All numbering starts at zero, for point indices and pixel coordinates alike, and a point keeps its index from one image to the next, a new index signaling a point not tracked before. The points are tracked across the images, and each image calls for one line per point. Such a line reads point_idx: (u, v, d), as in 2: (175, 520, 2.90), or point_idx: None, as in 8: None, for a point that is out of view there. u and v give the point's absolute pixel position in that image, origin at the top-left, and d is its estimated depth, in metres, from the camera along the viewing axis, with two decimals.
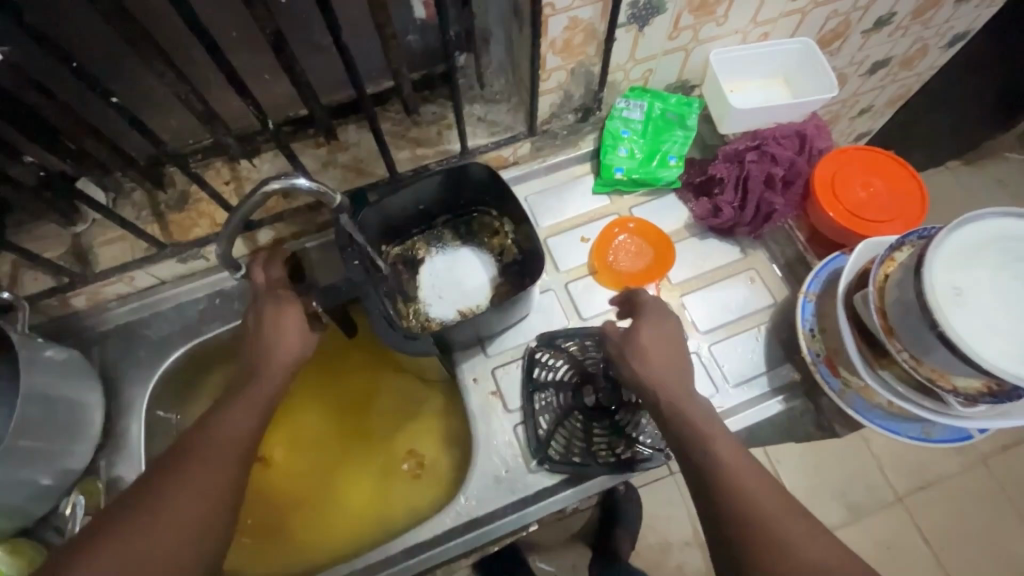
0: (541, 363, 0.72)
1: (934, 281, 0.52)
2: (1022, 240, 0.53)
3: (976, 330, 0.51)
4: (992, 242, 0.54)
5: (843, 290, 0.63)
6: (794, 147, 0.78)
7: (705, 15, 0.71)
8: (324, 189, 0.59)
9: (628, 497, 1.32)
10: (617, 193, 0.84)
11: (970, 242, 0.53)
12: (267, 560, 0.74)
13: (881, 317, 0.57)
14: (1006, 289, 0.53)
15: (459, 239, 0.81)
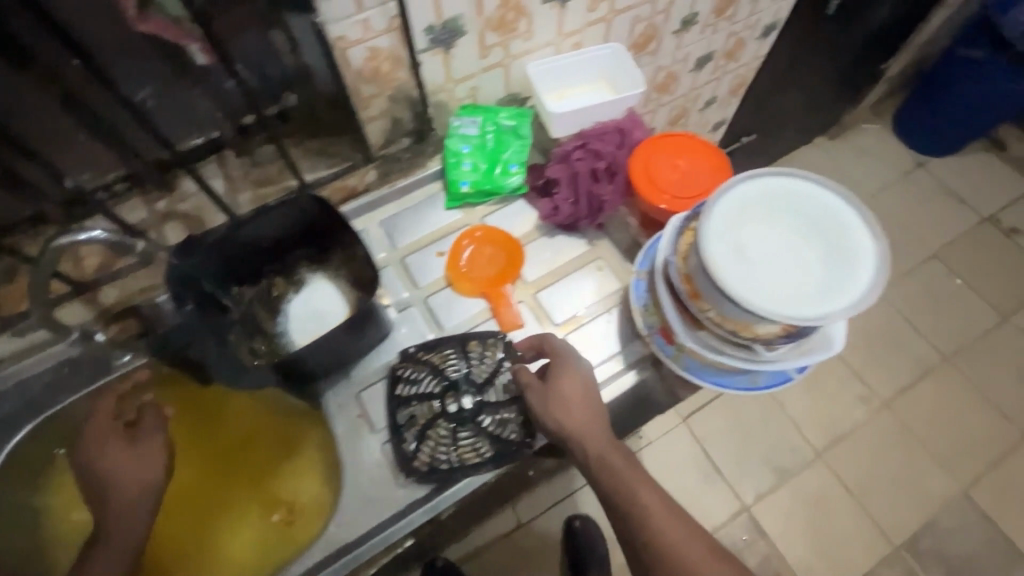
0: (404, 378, 0.73)
1: (713, 248, 0.57)
2: (783, 194, 0.60)
3: (761, 282, 0.56)
4: (759, 201, 0.59)
5: (659, 264, 0.68)
6: (616, 140, 0.83)
7: (508, 32, 0.77)
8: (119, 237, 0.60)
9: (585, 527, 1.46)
10: (468, 205, 0.88)
11: (739, 205, 0.59)
12: None
13: (687, 283, 0.63)
14: (779, 240, 0.58)
15: (317, 270, 0.81)
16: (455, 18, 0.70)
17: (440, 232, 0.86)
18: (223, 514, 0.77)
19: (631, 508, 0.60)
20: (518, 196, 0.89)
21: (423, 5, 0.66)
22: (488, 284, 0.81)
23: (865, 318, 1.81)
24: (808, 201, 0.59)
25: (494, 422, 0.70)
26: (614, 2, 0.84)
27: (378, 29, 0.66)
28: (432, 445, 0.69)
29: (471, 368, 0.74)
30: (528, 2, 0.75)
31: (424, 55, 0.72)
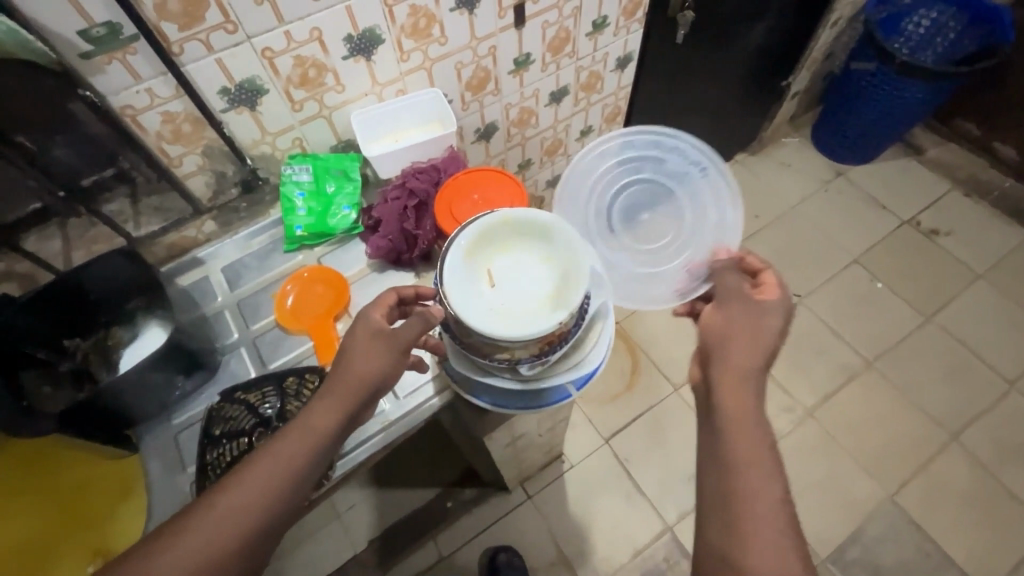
0: (219, 418, 0.77)
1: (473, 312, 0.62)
2: (493, 229, 0.67)
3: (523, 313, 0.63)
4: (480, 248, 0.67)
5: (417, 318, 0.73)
6: (431, 178, 0.89)
7: (315, 87, 0.84)
8: None
9: (511, 561, 1.44)
10: (307, 247, 0.93)
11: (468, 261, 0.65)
12: None
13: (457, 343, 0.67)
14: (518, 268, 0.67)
15: (150, 317, 0.84)
16: (250, 79, 0.77)
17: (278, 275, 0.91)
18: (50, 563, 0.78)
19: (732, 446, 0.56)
20: (354, 236, 0.93)
21: (207, 71, 0.72)
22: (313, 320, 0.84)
23: (787, 327, 1.83)
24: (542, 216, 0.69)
25: None
26: (427, 52, 0.91)
27: (166, 95, 0.72)
28: None
29: (284, 404, 0.77)
30: (327, 60, 0.81)
31: (227, 114, 0.79)
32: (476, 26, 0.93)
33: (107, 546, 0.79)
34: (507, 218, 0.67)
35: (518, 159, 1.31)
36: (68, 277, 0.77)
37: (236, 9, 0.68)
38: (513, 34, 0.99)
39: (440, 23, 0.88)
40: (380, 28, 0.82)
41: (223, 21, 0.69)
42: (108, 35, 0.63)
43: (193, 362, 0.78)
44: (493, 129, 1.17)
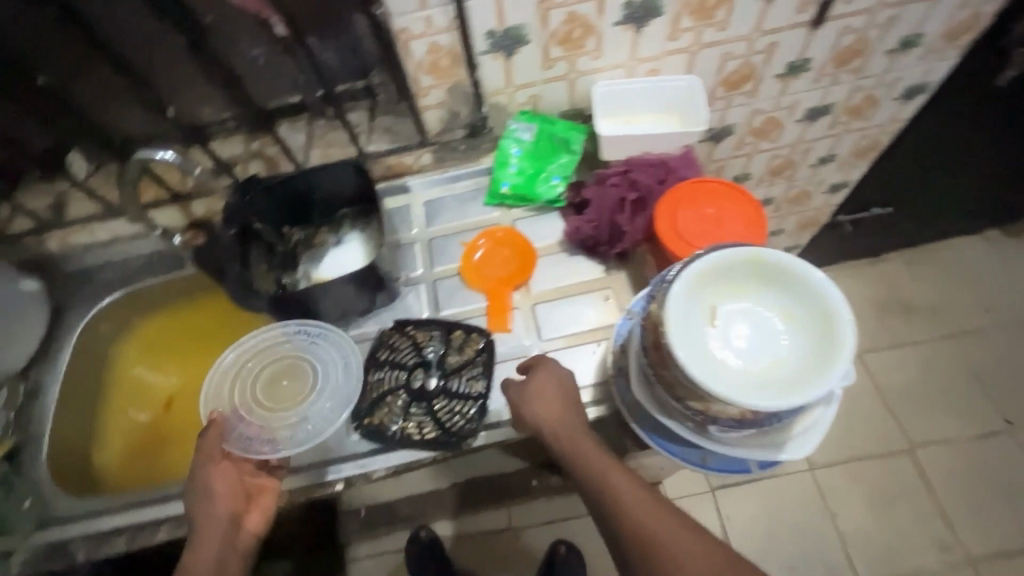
0: (387, 344, 0.80)
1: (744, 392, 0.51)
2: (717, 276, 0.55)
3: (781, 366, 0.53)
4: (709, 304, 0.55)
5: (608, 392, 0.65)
6: (658, 175, 0.80)
7: (574, 48, 0.79)
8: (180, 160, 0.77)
9: (569, 559, 1.40)
10: (506, 206, 0.91)
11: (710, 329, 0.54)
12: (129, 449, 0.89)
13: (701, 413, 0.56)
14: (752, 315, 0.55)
15: (355, 228, 0.90)
16: (518, 27, 0.74)
17: (276, 347, 0.83)
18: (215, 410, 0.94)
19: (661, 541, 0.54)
20: (554, 209, 0.90)
21: (484, 10, 0.70)
22: (300, 410, 0.78)
23: (979, 454, 1.49)
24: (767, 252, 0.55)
25: (444, 409, 0.75)
26: (700, 35, 0.81)
27: (440, 26, 0.71)
28: (385, 411, 0.76)
29: (446, 354, 0.79)
30: (597, 22, 0.75)
31: (484, 57, 0.77)
32: (766, 17, 0.80)
33: None
34: (754, 256, 0.55)
35: (736, 172, 1.16)
36: (305, 173, 0.83)
37: None
38: (802, 34, 0.85)
39: (730, 6, 0.77)
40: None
41: None
42: None
43: (384, 286, 0.82)
44: (726, 133, 1.03)
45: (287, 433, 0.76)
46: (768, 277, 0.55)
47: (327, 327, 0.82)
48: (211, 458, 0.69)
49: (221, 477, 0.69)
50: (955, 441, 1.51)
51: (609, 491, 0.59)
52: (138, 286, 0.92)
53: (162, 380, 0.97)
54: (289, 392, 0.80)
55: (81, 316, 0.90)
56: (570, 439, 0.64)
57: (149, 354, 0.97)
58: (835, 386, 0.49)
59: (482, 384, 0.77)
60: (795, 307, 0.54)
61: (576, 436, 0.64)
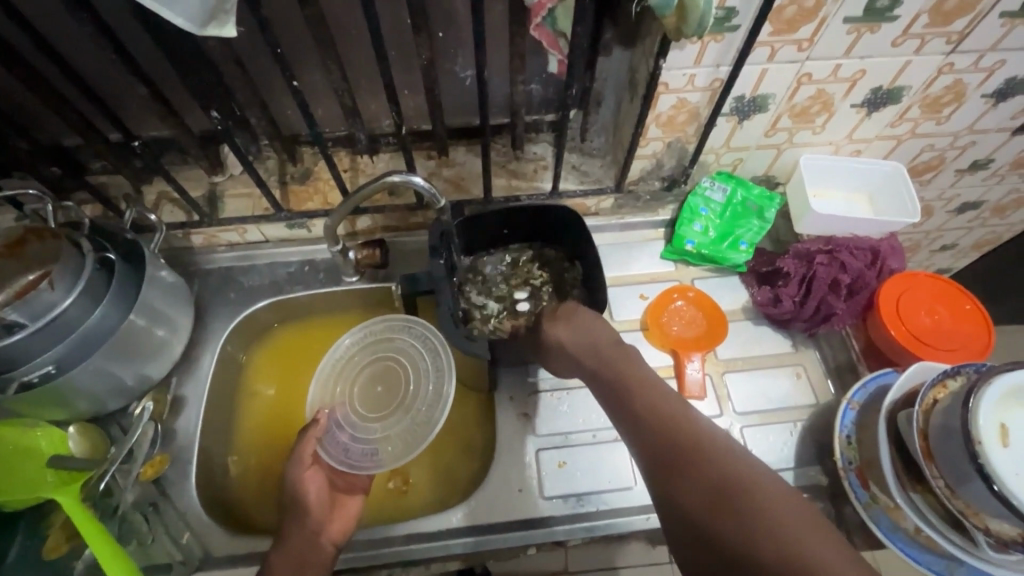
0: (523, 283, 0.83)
1: None
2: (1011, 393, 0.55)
3: None
4: (1001, 421, 0.54)
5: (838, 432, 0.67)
6: (866, 259, 0.79)
7: (803, 122, 0.77)
8: (433, 191, 0.69)
9: None
10: (683, 262, 0.89)
11: (1001, 444, 0.53)
12: (253, 476, 0.80)
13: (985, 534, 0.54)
14: None
15: (535, 267, 0.84)
16: (766, 95, 0.72)
17: (384, 345, 0.77)
18: None
19: (672, 439, 0.51)
20: (735, 273, 0.88)
21: (747, 77, 0.69)
22: (391, 428, 0.71)
23: None
24: None
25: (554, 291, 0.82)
26: (918, 126, 0.81)
27: (697, 86, 0.69)
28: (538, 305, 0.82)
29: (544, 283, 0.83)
30: (839, 101, 0.74)
31: (720, 118, 0.74)
32: (984, 118, 0.81)
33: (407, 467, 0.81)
34: None
35: None
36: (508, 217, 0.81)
37: (828, 31, 0.64)
38: (1003, 137, 0.86)
39: (960, 105, 0.77)
40: (909, 90, 0.74)
41: (805, 39, 0.64)
42: (720, 20, 0.60)
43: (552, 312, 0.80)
44: None
45: (368, 452, 0.70)
46: None
47: (433, 331, 0.75)
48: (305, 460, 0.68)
49: (313, 477, 0.68)
50: None
51: (691, 469, 0.49)
52: (288, 297, 0.85)
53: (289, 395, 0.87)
54: (384, 393, 0.74)
55: (225, 324, 0.83)
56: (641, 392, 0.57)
57: (282, 364, 0.88)
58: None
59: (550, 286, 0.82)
60: None
61: (657, 403, 0.55)
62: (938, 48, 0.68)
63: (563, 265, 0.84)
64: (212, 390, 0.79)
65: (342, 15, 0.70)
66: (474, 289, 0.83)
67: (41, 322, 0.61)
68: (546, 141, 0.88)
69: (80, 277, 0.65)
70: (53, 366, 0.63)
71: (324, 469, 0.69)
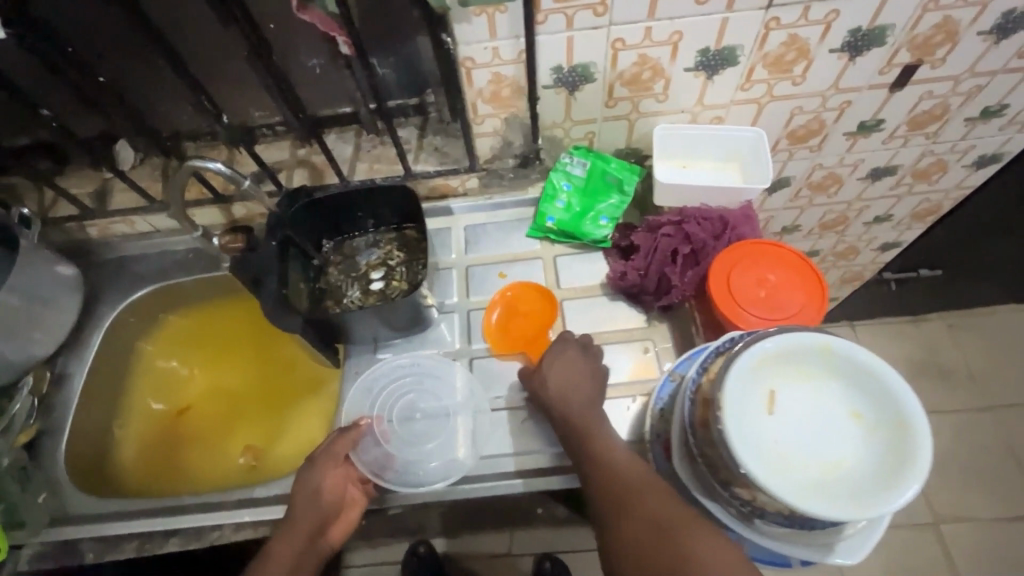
0: (380, 265, 0.85)
1: (796, 494, 0.48)
2: (782, 360, 0.53)
3: (835, 466, 0.50)
4: (768, 389, 0.53)
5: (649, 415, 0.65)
6: (715, 230, 0.77)
7: (641, 90, 0.76)
8: (230, 172, 0.74)
9: None
10: (549, 240, 0.89)
11: (763, 412, 0.52)
12: (134, 440, 0.88)
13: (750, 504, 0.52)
14: (812, 407, 0.53)
15: (395, 249, 0.86)
16: (587, 64, 0.71)
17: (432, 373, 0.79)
18: (233, 422, 0.91)
19: (624, 482, 0.59)
20: (600, 249, 0.87)
21: (554, 46, 0.68)
22: (426, 455, 0.74)
23: None
24: (839, 343, 0.53)
25: (405, 271, 0.84)
26: (773, 87, 0.77)
27: (506, 58, 0.69)
28: (389, 285, 0.84)
29: (398, 264, 0.85)
30: (669, 66, 0.72)
31: (547, 91, 0.74)
32: (845, 75, 0.76)
33: (270, 443, 0.88)
34: (826, 345, 0.53)
35: (786, 222, 1.11)
36: (359, 200, 0.83)
37: None
38: (881, 94, 0.80)
39: (810, 61, 0.73)
40: (743, 49, 0.71)
41: (597, 2, 0.63)
42: None
43: (399, 292, 0.82)
44: (782, 183, 0.98)
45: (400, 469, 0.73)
46: (833, 373, 0.53)
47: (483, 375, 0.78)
48: (336, 460, 0.70)
49: (332, 479, 0.69)
50: (985, 519, 1.35)
51: (635, 510, 0.56)
52: (171, 282, 0.91)
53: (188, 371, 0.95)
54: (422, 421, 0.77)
55: (112, 308, 0.89)
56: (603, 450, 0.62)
57: (180, 345, 0.96)
58: (905, 499, 0.48)
59: (401, 269, 0.84)
60: (860, 405, 0.52)
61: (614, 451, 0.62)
62: (751, 2, 0.65)
63: (415, 243, 0.86)
64: (95, 368, 0.86)
65: (174, 13, 0.74)
66: (334, 271, 0.86)
67: None
68: (410, 125, 0.90)
69: None
70: None
71: (349, 473, 0.71)
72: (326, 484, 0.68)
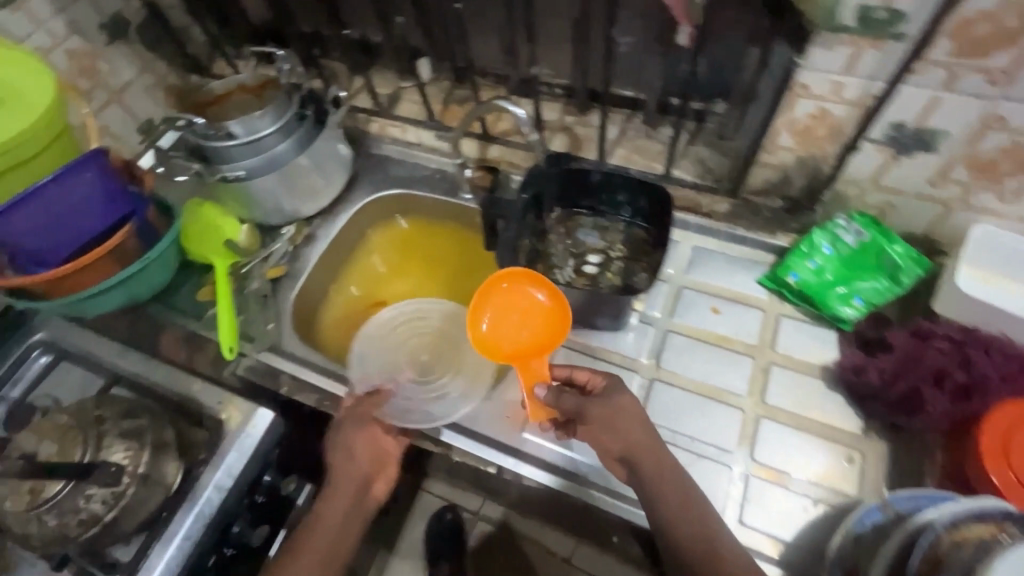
0: (600, 251, 0.85)
1: None
2: None
3: None
4: None
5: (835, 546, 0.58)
6: (1003, 368, 0.65)
7: (988, 181, 0.63)
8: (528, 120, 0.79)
9: None
10: (779, 295, 0.81)
11: None
12: (336, 310, 1.01)
13: None
14: None
15: (619, 242, 0.85)
16: (937, 132, 0.61)
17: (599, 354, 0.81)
18: None
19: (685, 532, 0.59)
20: (835, 327, 0.77)
21: (912, 101, 0.59)
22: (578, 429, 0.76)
23: None
24: None
25: (621, 267, 0.83)
26: None
27: (845, 97, 0.62)
28: (601, 275, 0.84)
29: (616, 258, 0.85)
30: None
31: (869, 144, 0.65)
32: None
33: None
34: None
35: None
36: (608, 186, 0.83)
37: None
38: None
39: None
40: None
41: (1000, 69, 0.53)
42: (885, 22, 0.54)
43: (609, 286, 0.82)
44: None
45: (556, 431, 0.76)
46: None
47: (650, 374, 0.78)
48: (360, 420, 0.74)
49: (364, 439, 0.73)
50: None
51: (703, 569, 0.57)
52: (414, 192, 1.01)
53: (391, 272, 1.06)
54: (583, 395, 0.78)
55: (364, 196, 1.02)
56: (653, 471, 0.61)
57: (395, 248, 1.07)
58: None
59: (618, 264, 0.84)
60: None
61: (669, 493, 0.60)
62: None
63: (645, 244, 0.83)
64: (334, 240, 1.00)
65: None
66: (554, 239, 0.87)
67: (245, 138, 0.85)
68: None
69: (282, 116, 0.87)
70: (242, 171, 0.87)
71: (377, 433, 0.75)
72: (353, 450, 0.72)
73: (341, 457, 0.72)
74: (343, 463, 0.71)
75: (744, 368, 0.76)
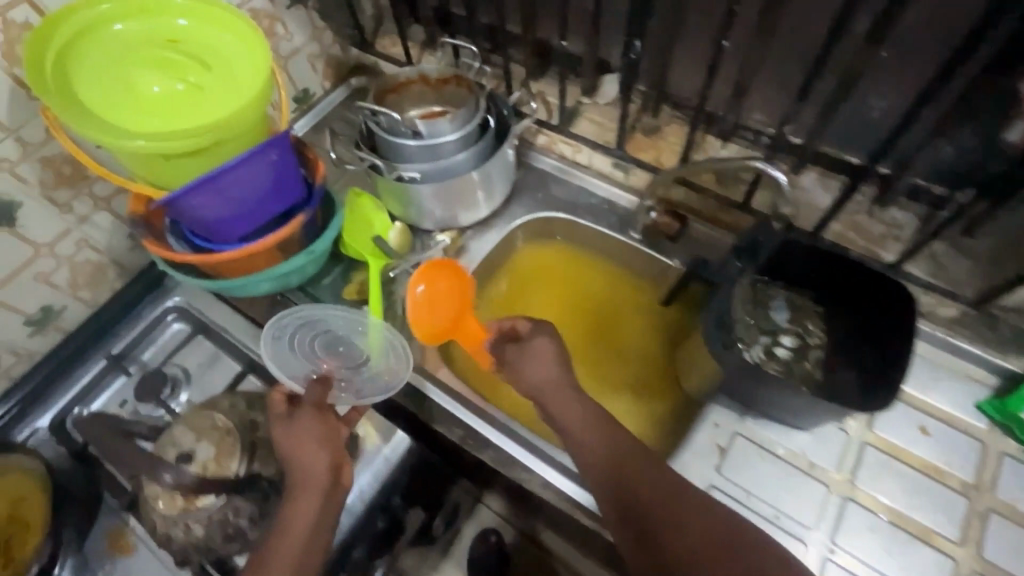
0: (798, 335, 0.75)
1: None
2: None
3: None
4: None
5: None
6: None
7: None
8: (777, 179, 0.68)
9: None
10: (999, 427, 0.70)
11: None
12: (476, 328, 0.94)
13: None
14: None
15: (818, 328, 0.75)
16: None
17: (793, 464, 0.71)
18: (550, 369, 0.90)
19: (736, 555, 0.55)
20: None
21: None
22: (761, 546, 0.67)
23: None
24: None
25: (821, 359, 0.73)
26: None
27: None
28: (797, 363, 0.73)
29: (815, 346, 0.74)
30: None
31: None
32: None
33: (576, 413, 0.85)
34: None
35: None
36: (828, 266, 0.72)
37: None
38: None
39: None
40: None
41: None
42: None
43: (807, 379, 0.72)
44: None
45: None
46: None
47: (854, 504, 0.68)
48: (318, 406, 0.69)
49: (320, 423, 0.68)
50: None
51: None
52: (576, 220, 0.93)
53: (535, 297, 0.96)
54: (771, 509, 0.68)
55: (522, 214, 0.94)
56: (668, 487, 0.60)
57: (544, 271, 0.97)
58: None
59: (818, 354, 0.74)
60: None
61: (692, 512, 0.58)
62: None
63: (858, 341, 0.72)
64: (483, 255, 0.92)
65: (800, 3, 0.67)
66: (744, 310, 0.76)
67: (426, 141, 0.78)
68: None
69: (468, 122, 0.80)
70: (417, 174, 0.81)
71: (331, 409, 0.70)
72: (303, 454, 0.65)
73: (302, 461, 0.65)
74: (304, 466, 0.64)
75: (956, 509, 0.67)
